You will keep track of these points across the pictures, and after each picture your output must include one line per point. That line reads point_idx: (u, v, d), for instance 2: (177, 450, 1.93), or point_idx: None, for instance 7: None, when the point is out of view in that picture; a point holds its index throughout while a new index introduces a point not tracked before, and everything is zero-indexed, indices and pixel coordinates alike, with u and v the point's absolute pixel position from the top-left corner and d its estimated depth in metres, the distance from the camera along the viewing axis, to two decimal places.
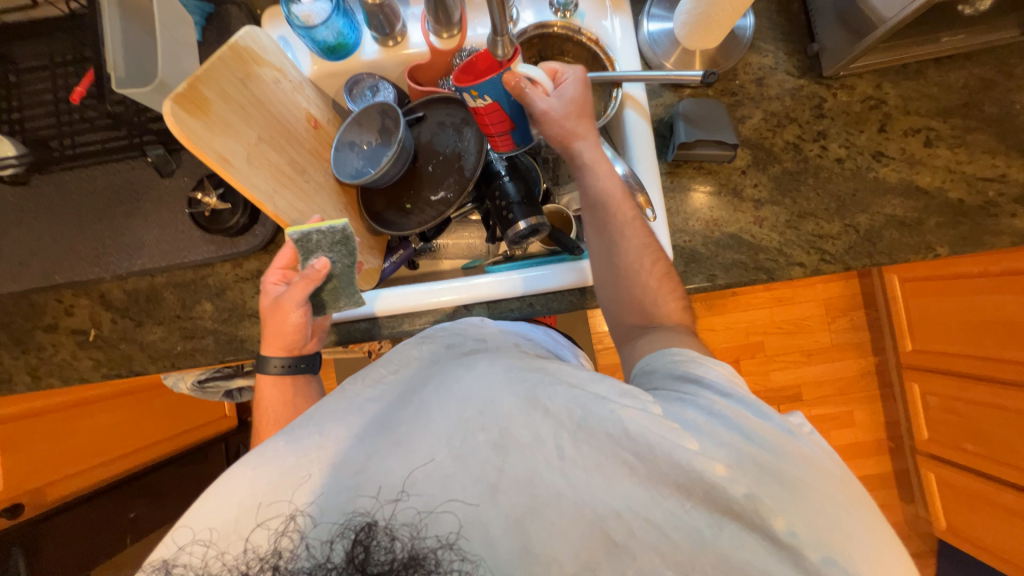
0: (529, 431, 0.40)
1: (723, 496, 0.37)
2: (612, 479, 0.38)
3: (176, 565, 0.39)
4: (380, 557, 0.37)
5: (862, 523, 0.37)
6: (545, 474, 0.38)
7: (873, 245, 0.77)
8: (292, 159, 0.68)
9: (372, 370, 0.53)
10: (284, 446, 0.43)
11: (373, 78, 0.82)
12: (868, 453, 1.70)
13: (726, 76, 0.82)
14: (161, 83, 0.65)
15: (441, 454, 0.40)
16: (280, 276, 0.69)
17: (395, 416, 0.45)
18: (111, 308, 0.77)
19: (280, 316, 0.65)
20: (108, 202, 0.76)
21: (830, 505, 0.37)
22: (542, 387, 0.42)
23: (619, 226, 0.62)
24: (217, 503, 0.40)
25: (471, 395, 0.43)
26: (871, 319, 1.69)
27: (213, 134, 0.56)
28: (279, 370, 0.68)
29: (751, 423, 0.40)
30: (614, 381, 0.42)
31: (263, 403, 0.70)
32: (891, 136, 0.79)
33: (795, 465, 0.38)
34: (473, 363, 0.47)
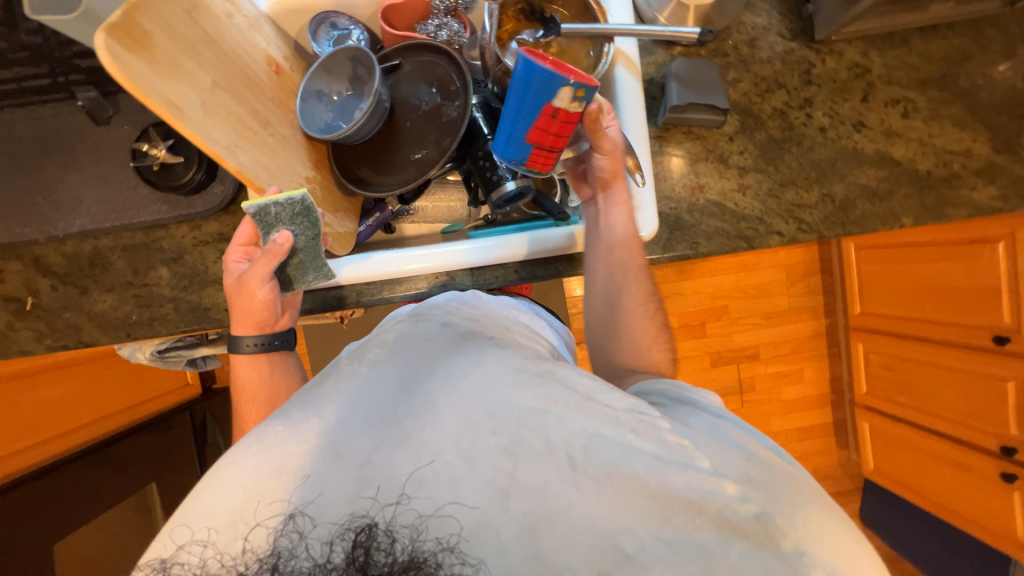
0: (541, 439, 0.41)
1: (733, 515, 0.38)
2: (623, 494, 0.39)
3: (175, 564, 0.38)
4: (380, 559, 0.36)
5: (859, 539, 0.39)
6: (556, 485, 0.39)
7: (846, 215, 0.79)
8: (253, 109, 0.61)
9: (367, 351, 0.53)
10: (283, 432, 0.43)
11: (343, 19, 0.74)
12: (813, 406, 1.86)
13: (719, 35, 0.80)
14: (88, 12, 0.55)
15: (450, 455, 0.40)
16: (244, 253, 0.65)
17: (400, 406, 0.44)
18: (50, 273, 0.69)
19: (245, 296, 0.63)
20: (35, 152, 0.66)
21: (836, 528, 0.39)
22: (558, 395, 0.43)
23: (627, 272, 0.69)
24: (216, 501, 0.40)
25: (481, 394, 0.43)
26: (826, 284, 1.79)
27: (161, 76, 0.48)
28: (254, 348, 0.66)
29: (750, 443, 0.44)
30: (622, 394, 0.45)
31: (240, 383, 0.67)
32: (872, 106, 0.80)
33: (797, 488, 0.41)
34: (481, 358, 0.47)
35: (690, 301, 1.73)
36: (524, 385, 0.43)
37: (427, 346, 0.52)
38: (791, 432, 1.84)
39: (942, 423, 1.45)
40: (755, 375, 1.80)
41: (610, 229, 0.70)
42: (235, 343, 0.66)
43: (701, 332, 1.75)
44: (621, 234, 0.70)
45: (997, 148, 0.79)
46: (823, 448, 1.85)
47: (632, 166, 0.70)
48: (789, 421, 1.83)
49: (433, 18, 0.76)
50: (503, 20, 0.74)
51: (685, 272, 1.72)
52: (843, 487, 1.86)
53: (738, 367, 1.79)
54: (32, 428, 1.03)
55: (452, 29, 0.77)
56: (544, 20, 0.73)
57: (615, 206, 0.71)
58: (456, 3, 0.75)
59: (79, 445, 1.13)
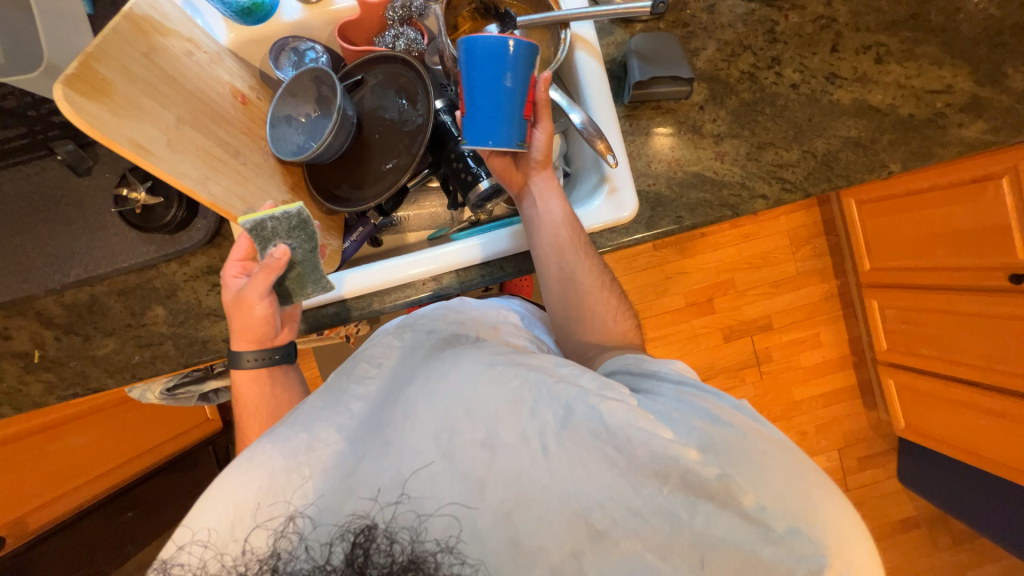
0: (515, 432, 0.42)
1: (697, 479, 0.41)
2: (595, 472, 0.41)
3: (176, 564, 0.40)
4: (380, 559, 0.37)
5: (818, 484, 0.42)
6: (531, 472, 0.41)
7: (831, 169, 0.78)
8: (222, 141, 0.62)
9: (356, 366, 0.53)
10: (272, 448, 0.44)
11: (299, 41, 0.75)
12: (835, 370, 1.81)
13: (676, 6, 0.79)
14: (51, 67, 0.57)
15: (433, 454, 0.42)
16: (240, 269, 0.65)
17: (383, 414, 0.46)
18: (52, 325, 0.71)
19: (245, 309, 0.62)
20: (24, 211, 0.69)
21: (791, 475, 0.42)
22: (531, 384, 0.44)
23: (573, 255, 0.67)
24: (218, 502, 0.42)
25: (456, 393, 0.44)
26: (832, 244, 1.75)
27: (124, 120, 0.50)
28: (254, 363, 0.66)
29: (714, 407, 0.46)
30: (592, 376, 0.47)
31: (241, 398, 0.67)
32: (843, 55, 0.79)
33: (757, 443, 0.43)
34: (457, 360, 0.48)
35: (694, 279, 1.71)
36: (498, 379, 0.45)
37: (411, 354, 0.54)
38: (815, 398, 1.80)
39: (968, 371, 1.40)
40: (771, 345, 1.77)
41: (551, 215, 0.68)
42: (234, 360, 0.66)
43: (710, 309, 1.73)
44: (562, 216, 0.67)
45: (981, 81, 0.77)
46: (850, 412, 1.81)
47: (604, 148, 0.68)
48: (812, 388, 1.79)
49: (390, 29, 0.77)
50: (459, 22, 0.76)
51: (685, 250, 1.70)
52: (877, 449, 1.81)
53: (752, 339, 1.76)
54: (61, 478, 1.06)
55: (410, 38, 0.78)
56: (498, 16, 0.75)
57: (549, 193, 0.69)
58: (411, 12, 0.76)
59: (107, 489, 1.16)
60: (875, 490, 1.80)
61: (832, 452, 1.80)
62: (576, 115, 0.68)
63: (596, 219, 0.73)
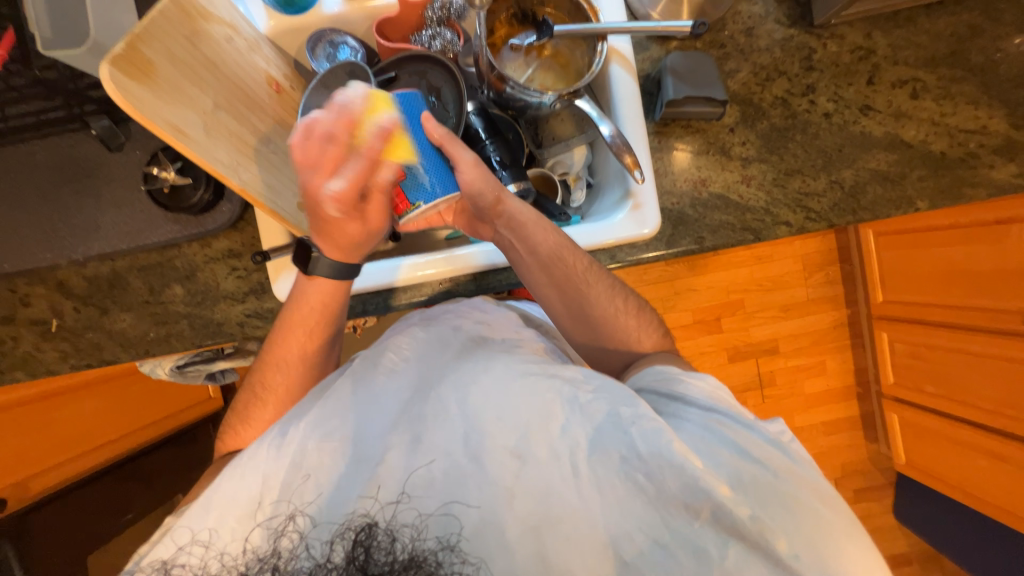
0: (546, 448, 0.48)
1: (729, 516, 0.44)
2: (625, 498, 0.47)
3: (175, 564, 0.45)
4: (381, 557, 0.42)
5: (844, 532, 0.44)
6: (560, 490, 0.47)
7: (857, 201, 0.77)
8: (254, 128, 0.63)
9: (383, 356, 0.59)
10: (306, 430, 0.51)
11: (337, 35, 0.74)
12: (839, 399, 1.80)
13: (715, 26, 0.79)
14: (96, 45, 0.57)
15: (456, 458, 0.49)
16: (339, 205, 0.57)
17: (415, 411, 0.53)
18: (72, 295, 0.72)
19: (363, 238, 0.64)
20: (54, 182, 0.69)
21: (828, 528, 0.44)
22: (563, 399, 0.51)
23: (576, 283, 0.67)
24: (244, 489, 0.48)
25: (494, 398, 0.51)
26: (845, 272, 1.74)
27: (164, 102, 0.50)
28: (329, 275, 0.65)
29: (742, 440, 0.49)
30: (627, 390, 0.51)
31: (302, 296, 0.66)
32: (879, 88, 0.78)
33: (798, 487, 0.46)
34: (489, 363, 0.55)
35: (702, 297, 1.70)
36: (530, 390, 0.51)
37: (440, 351, 0.60)
38: (816, 427, 1.79)
39: (974, 412, 1.39)
40: (776, 369, 1.76)
41: (535, 251, 0.66)
42: (310, 258, 0.65)
43: (716, 327, 1.72)
44: (551, 251, 0.66)
45: (1016, 124, 0.76)
46: (849, 442, 1.79)
47: (632, 162, 0.67)
48: (813, 415, 1.78)
49: (427, 29, 0.77)
50: (496, 26, 0.76)
51: (696, 267, 1.69)
52: (873, 482, 1.80)
53: (757, 362, 1.75)
54: (63, 445, 1.06)
55: (446, 38, 0.77)
56: (536, 24, 0.74)
57: (525, 228, 0.66)
58: (450, 12, 0.77)
59: (109, 457, 1.17)
60: (868, 523, 1.79)
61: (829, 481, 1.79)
62: (605, 127, 0.68)
63: (616, 233, 0.73)
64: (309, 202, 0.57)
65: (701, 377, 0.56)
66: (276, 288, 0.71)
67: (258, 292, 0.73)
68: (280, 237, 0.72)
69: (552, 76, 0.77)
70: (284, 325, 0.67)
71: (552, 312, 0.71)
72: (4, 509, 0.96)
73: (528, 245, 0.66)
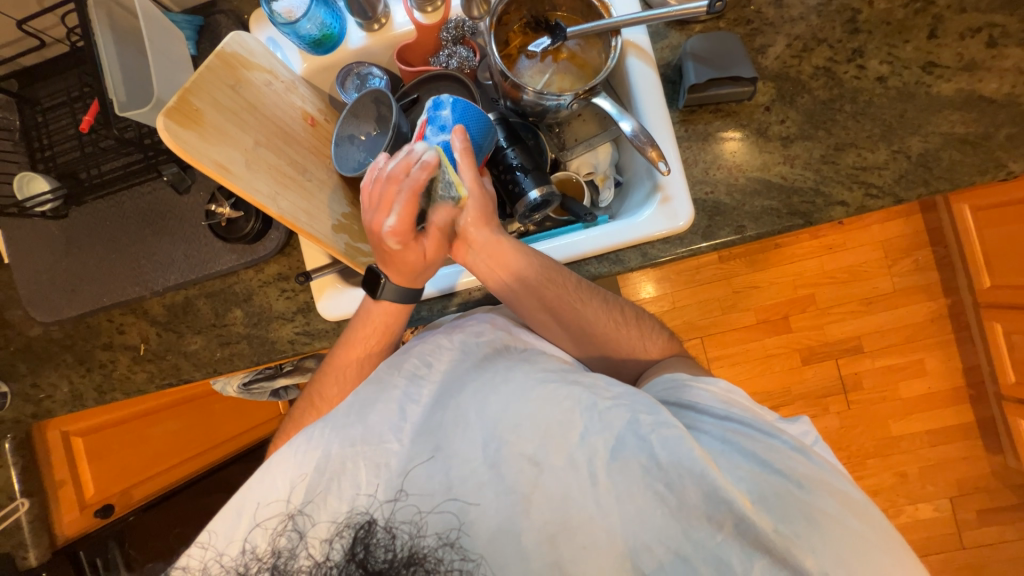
0: (564, 457, 0.48)
1: (753, 530, 0.44)
2: (646, 508, 0.46)
3: (178, 566, 0.50)
4: (381, 555, 0.47)
5: (869, 539, 0.44)
6: (579, 499, 0.47)
7: (929, 170, 0.68)
8: (291, 160, 0.68)
9: (405, 361, 0.60)
10: (331, 433, 0.53)
11: (363, 66, 0.79)
12: (946, 403, 1.55)
13: (739, 3, 0.74)
14: (159, 102, 0.66)
15: (478, 466, 0.49)
16: (398, 239, 0.60)
17: (434, 419, 0.54)
18: (155, 323, 0.82)
19: (421, 266, 0.65)
20: (137, 225, 0.79)
21: (861, 539, 0.44)
22: (582, 407, 0.50)
23: (569, 305, 0.65)
24: (269, 484, 0.52)
25: (513, 406, 0.51)
26: (940, 256, 1.52)
27: (210, 144, 0.57)
28: (393, 299, 0.67)
29: (763, 449, 0.48)
30: (648, 399, 0.51)
31: (369, 317, 0.68)
32: (944, 41, 0.69)
33: (829, 498, 0.46)
34: (509, 374, 0.55)
35: (766, 294, 1.57)
36: (549, 398, 0.51)
37: (460, 361, 0.60)
38: (919, 436, 1.55)
39: None
40: (861, 370, 1.56)
41: (523, 276, 0.64)
42: (377, 284, 0.66)
43: (784, 327, 1.57)
44: (540, 275, 0.64)
45: None
46: (965, 454, 1.53)
47: (656, 156, 0.64)
48: (914, 422, 1.55)
49: (444, 49, 0.80)
50: (510, 37, 0.76)
51: (756, 262, 1.56)
52: (1001, 501, 1.52)
53: (837, 363, 1.57)
54: (151, 460, 1.20)
55: (462, 55, 0.80)
56: (549, 28, 0.74)
57: (511, 253, 0.64)
58: (463, 31, 0.78)
59: (194, 471, 1.28)
60: (999, 551, 1.52)
61: (942, 500, 1.54)
62: (627, 124, 0.66)
63: (646, 230, 0.70)
64: (374, 239, 0.61)
65: (712, 385, 0.55)
66: (321, 306, 0.76)
67: (305, 311, 0.79)
68: (322, 260, 0.77)
69: (570, 78, 0.76)
70: (345, 340, 0.70)
71: (539, 331, 0.68)
72: (111, 514, 1.10)
73: (513, 270, 0.65)
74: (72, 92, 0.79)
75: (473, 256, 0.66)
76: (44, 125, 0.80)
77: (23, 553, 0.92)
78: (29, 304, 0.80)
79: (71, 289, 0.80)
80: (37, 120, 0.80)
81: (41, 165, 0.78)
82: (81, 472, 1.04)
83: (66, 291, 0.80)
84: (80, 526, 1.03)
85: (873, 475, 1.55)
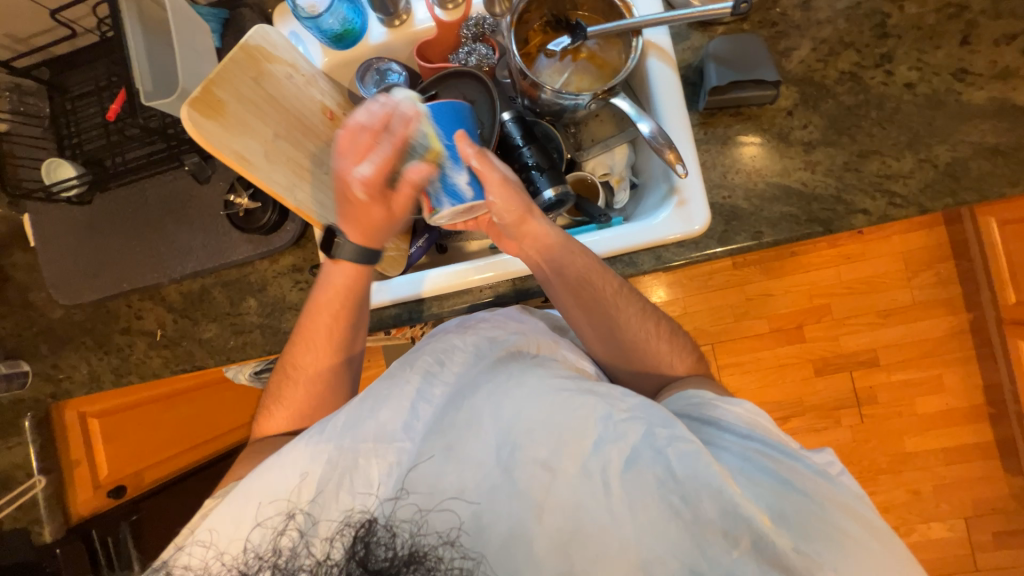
0: (577, 465, 0.48)
1: (771, 548, 0.43)
2: (661, 521, 0.46)
3: (179, 564, 0.51)
4: (381, 554, 0.47)
5: (893, 566, 0.43)
6: (593, 508, 0.47)
7: (956, 181, 0.66)
8: (309, 153, 0.69)
9: (418, 358, 0.60)
10: (342, 429, 0.53)
11: (383, 62, 0.79)
12: (964, 420, 1.51)
13: (764, 5, 0.73)
14: (184, 92, 0.68)
15: (491, 469, 0.49)
16: (366, 188, 0.61)
17: (447, 418, 0.53)
18: (171, 309, 0.83)
19: (384, 223, 0.66)
20: (158, 213, 0.81)
21: (881, 561, 0.43)
22: (596, 416, 0.50)
23: (605, 306, 0.66)
24: (280, 478, 0.52)
25: (526, 411, 0.51)
26: (963, 270, 1.48)
27: (231, 134, 0.59)
28: (352, 259, 0.68)
29: (785, 471, 0.48)
30: (662, 412, 0.51)
31: (331, 279, 0.69)
32: (977, 48, 0.67)
33: (847, 519, 0.45)
34: (521, 377, 0.55)
35: (780, 303, 1.54)
36: (563, 405, 0.51)
37: (472, 363, 0.59)
38: (935, 453, 1.51)
39: None
40: (876, 384, 1.53)
41: (562, 273, 0.65)
42: (334, 243, 0.68)
43: (798, 336, 1.54)
44: (578, 274, 0.65)
45: None
46: (982, 473, 1.49)
47: (672, 158, 0.64)
48: (930, 439, 1.51)
49: (463, 46, 0.80)
50: (530, 35, 0.76)
51: (771, 270, 1.54)
52: (1019, 524, 1.47)
53: (852, 375, 1.54)
54: (162, 445, 1.23)
55: (481, 53, 0.79)
56: (569, 28, 0.74)
57: (554, 248, 0.65)
58: (483, 29, 0.79)
59: (198, 459, 1.31)
60: None
61: (956, 520, 1.50)
62: (644, 125, 0.65)
63: (661, 233, 0.69)
64: (341, 186, 0.62)
65: (736, 404, 0.55)
66: None
67: None
68: None
69: (589, 78, 0.75)
70: (310, 304, 0.71)
71: (573, 327, 0.70)
72: (123, 495, 1.13)
73: (553, 265, 0.66)
74: (100, 81, 0.81)
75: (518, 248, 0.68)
76: (72, 113, 0.82)
77: (38, 528, 0.94)
78: (53, 286, 0.82)
79: (93, 274, 0.82)
80: (67, 108, 0.82)
81: (68, 152, 0.80)
82: (98, 454, 1.07)
83: (88, 276, 0.82)
84: (93, 506, 1.04)
85: (885, 491, 1.52)
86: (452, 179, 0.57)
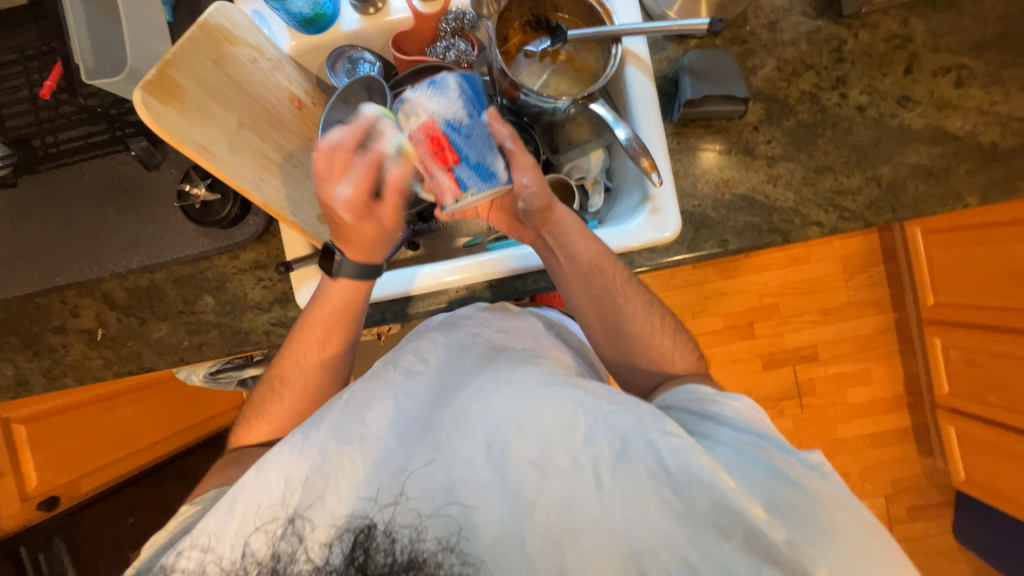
0: (569, 459, 0.49)
1: (765, 542, 0.45)
2: (649, 511, 0.47)
3: (175, 569, 0.48)
4: (381, 558, 0.47)
5: (882, 556, 0.45)
6: (585, 502, 0.48)
7: (896, 199, 0.72)
8: (276, 143, 0.65)
9: (403, 358, 0.61)
10: (331, 431, 0.52)
11: (356, 50, 0.76)
12: (887, 409, 1.68)
13: (735, 22, 0.76)
14: (132, 72, 0.62)
15: (482, 465, 0.50)
16: (350, 211, 0.61)
17: (436, 416, 0.54)
18: (115, 307, 0.76)
19: (378, 239, 0.66)
20: (99, 201, 0.74)
21: (871, 550, 0.45)
22: (586, 410, 0.51)
23: (613, 296, 0.68)
24: (267, 483, 0.50)
25: (515, 408, 0.51)
26: (892, 274, 1.63)
27: (191, 122, 0.54)
28: (352, 276, 0.67)
29: (779, 463, 0.50)
30: (651, 408, 0.51)
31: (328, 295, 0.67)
32: (918, 77, 0.73)
33: (839, 511, 0.47)
34: (509, 374, 0.55)
35: (733, 301, 1.63)
36: (553, 402, 0.51)
37: (459, 357, 0.61)
38: (861, 439, 1.67)
39: None
40: (815, 377, 1.66)
41: (574, 258, 0.68)
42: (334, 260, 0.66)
43: (748, 333, 1.64)
44: (590, 260, 0.67)
45: None
46: (900, 456, 1.67)
47: (649, 166, 0.66)
48: (859, 427, 1.67)
49: (442, 40, 0.78)
50: (510, 34, 0.74)
51: (727, 270, 1.62)
52: (928, 500, 1.67)
53: (794, 369, 1.66)
54: (102, 450, 1.12)
55: (460, 48, 0.78)
56: (550, 29, 0.73)
57: (567, 237, 0.68)
58: (463, 23, 0.77)
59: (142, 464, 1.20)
60: (923, 545, 1.66)
61: (878, 499, 1.66)
62: (621, 131, 0.66)
63: (638, 237, 0.71)
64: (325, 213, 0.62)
65: (736, 400, 0.58)
66: (299, 296, 0.73)
67: (282, 301, 0.76)
68: (303, 248, 0.74)
69: (567, 80, 0.75)
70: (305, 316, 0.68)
71: (579, 317, 0.71)
72: (56, 507, 1.04)
73: (566, 253, 0.68)
74: (26, 50, 0.72)
75: (539, 239, 0.70)
76: None
77: None
78: None
79: (19, 267, 0.73)
80: None
81: None
82: (24, 463, 0.99)
83: (12, 269, 0.73)
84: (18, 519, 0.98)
85: None
86: (491, 164, 0.57)
